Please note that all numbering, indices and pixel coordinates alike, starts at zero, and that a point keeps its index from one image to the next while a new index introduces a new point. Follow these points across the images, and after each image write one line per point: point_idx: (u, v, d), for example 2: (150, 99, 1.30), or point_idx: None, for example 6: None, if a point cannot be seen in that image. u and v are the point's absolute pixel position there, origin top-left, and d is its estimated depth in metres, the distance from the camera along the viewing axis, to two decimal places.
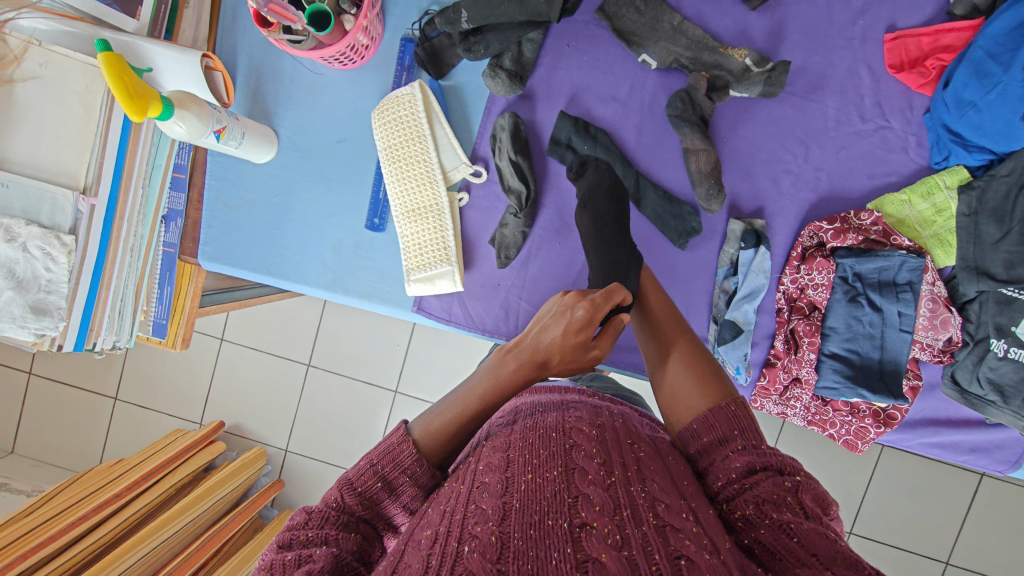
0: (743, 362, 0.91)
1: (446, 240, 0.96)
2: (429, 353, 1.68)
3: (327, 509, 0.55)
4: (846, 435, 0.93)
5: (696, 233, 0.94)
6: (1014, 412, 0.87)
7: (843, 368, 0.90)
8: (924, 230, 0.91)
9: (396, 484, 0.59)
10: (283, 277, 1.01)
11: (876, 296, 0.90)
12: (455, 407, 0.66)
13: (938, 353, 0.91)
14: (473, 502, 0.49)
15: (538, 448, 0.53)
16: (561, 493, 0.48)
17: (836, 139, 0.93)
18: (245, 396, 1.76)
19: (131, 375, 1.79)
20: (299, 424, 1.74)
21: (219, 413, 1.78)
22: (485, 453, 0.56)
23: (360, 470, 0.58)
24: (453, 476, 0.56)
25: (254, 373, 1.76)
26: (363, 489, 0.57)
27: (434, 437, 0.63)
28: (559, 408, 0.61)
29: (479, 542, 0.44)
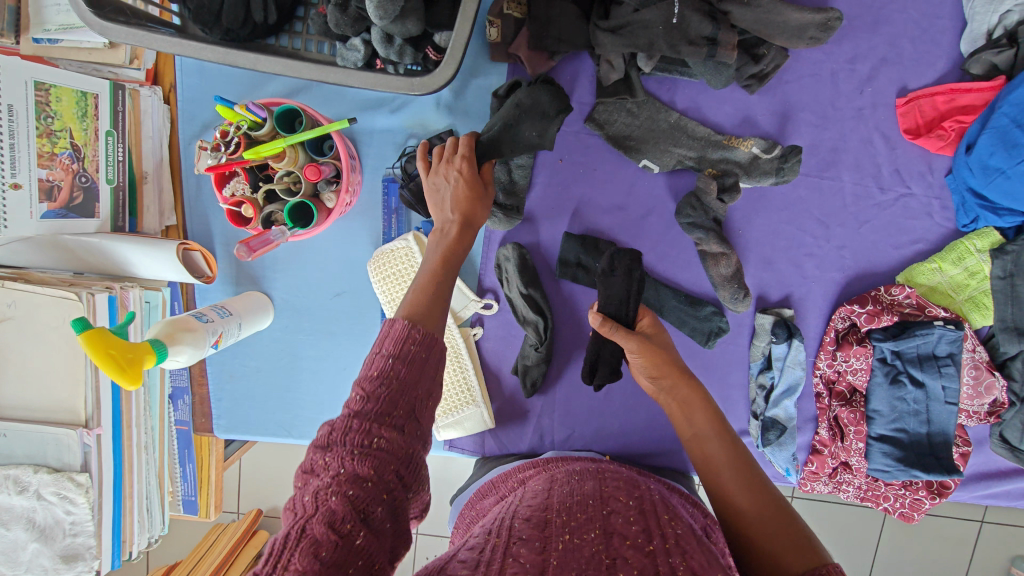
0: (791, 462, 0.91)
1: (469, 382, 0.93)
2: None
3: (349, 418, 0.47)
4: (900, 508, 0.92)
5: (723, 332, 0.90)
6: None
7: (893, 450, 0.88)
8: (958, 295, 0.88)
9: (404, 355, 0.50)
10: (306, 437, 0.98)
11: (917, 372, 0.87)
12: (426, 287, 0.59)
13: (986, 417, 0.89)
14: (510, 554, 0.51)
15: (575, 514, 0.58)
16: (599, 552, 0.52)
17: (857, 214, 0.88)
18: (278, 479, 1.74)
19: None
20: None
21: (254, 500, 1.76)
22: (521, 514, 0.59)
23: (372, 361, 0.50)
24: (487, 532, 0.59)
25: (282, 456, 1.73)
26: (379, 375, 0.48)
27: (416, 305, 0.55)
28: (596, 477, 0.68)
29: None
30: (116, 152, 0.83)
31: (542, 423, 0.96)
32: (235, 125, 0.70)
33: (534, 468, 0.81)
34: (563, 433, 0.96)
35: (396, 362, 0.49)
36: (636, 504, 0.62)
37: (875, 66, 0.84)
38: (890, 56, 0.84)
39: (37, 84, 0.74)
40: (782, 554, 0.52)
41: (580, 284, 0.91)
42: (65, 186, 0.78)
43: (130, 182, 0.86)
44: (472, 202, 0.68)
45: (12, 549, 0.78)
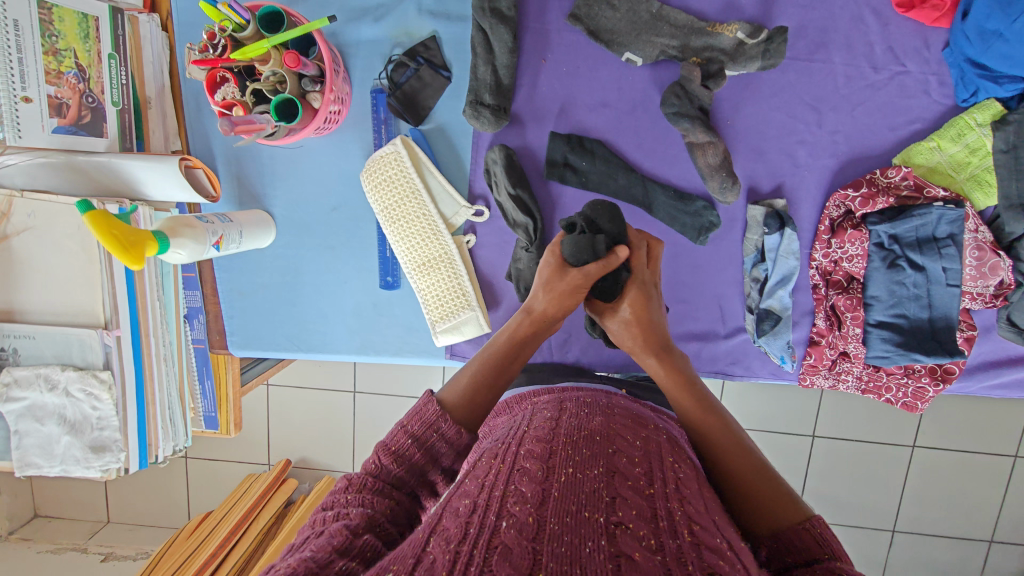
0: (787, 350, 0.90)
1: (463, 286, 0.95)
2: None
3: (365, 475, 0.55)
4: (903, 398, 0.91)
5: (715, 226, 0.90)
6: None
7: (892, 336, 0.86)
8: (959, 174, 0.85)
9: (426, 441, 0.59)
10: (313, 349, 1.03)
11: (916, 256, 0.85)
12: (473, 369, 0.66)
13: (992, 299, 0.86)
14: (511, 484, 0.48)
15: (581, 446, 0.54)
16: (600, 489, 0.48)
17: (850, 96, 0.86)
18: (304, 431, 1.80)
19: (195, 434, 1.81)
20: (359, 444, 1.80)
21: (283, 451, 1.82)
22: (529, 442, 0.55)
23: (393, 433, 0.58)
24: (489, 455, 0.55)
25: (307, 409, 1.79)
26: (397, 449, 0.57)
27: (462, 394, 0.64)
28: (605, 412, 0.63)
29: (519, 520, 0.44)
30: (119, 75, 0.88)
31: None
32: (222, 27, 0.73)
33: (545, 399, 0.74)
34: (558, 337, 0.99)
35: (416, 446, 0.58)
36: (642, 443, 0.58)
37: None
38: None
39: (41, 2, 0.79)
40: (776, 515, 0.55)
41: (569, 186, 0.92)
42: (73, 105, 0.83)
43: (136, 106, 0.91)
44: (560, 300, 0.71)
45: (47, 443, 0.85)
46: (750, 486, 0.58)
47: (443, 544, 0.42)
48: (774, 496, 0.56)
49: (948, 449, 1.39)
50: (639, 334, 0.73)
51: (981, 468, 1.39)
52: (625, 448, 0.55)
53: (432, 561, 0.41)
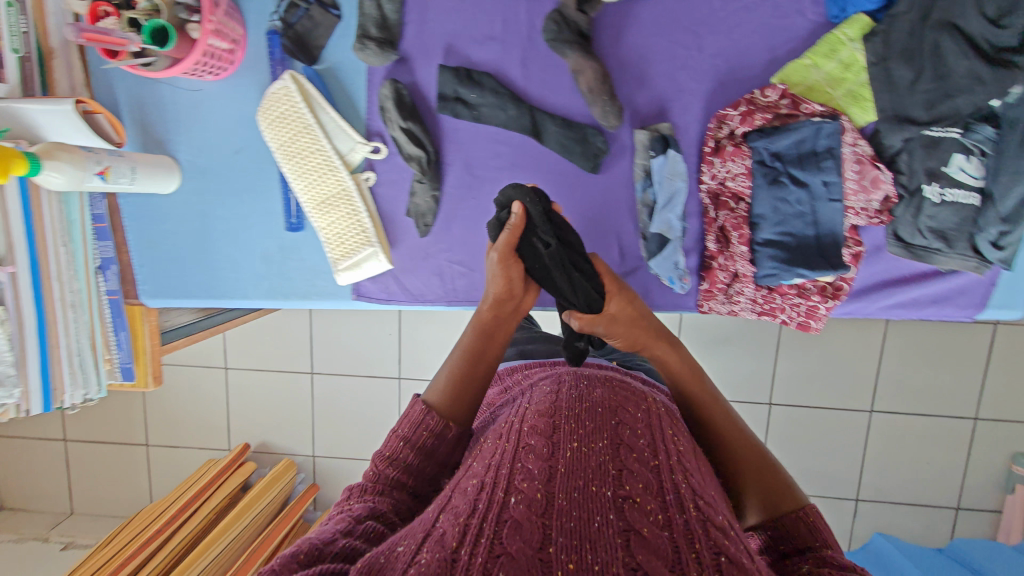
0: (676, 271, 0.90)
1: (364, 224, 0.96)
2: (423, 333, 1.65)
3: (367, 481, 0.57)
4: (797, 317, 0.91)
5: (604, 153, 0.92)
6: (960, 254, 0.85)
7: (778, 253, 0.87)
8: (837, 90, 0.86)
9: (415, 441, 0.59)
10: (222, 296, 1.04)
11: (797, 172, 0.86)
12: (451, 364, 0.66)
13: (876, 215, 0.87)
14: (516, 462, 0.48)
15: (584, 419, 0.53)
16: (606, 464, 0.48)
17: (726, 19, 0.88)
18: (262, 414, 1.75)
19: (154, 419, 1.78)
20: (320, 432, 1.74)
21: (243, 435, 1.78)
22: (532, 416, 0.54)
23: (391, 441, 0.59)
24: (493, 434, 0.55)
25: (265, 392, 1.74)
26: (393, 456, 0.58)
27: (444, 392, 0.64)
28: (605, 382, 0.61)
29: (528, 497, 0.44)
30: (19, 23, 0.88)
31: (444, 267, 1.00)
32: None
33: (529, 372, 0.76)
34: (462, 273, 1.00)
35: (409, 447, 0.59)
36: (644, 414, 0.57)
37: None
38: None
39: None
40: (777, 502, 0.56)
41: (462, 120, 0.94)
42: None
43: (39, 55, 0.93)
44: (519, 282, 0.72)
45: None
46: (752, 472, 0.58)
47: (451, 518, 0.43)
48: (777, 483, 0.57)
49: (904, 413, 1.35)
50: (635, 330, 0.72)
51: (938, 432, 1.35)
52: (626, 420, 0.54)
53: (442, 535, 0.41)
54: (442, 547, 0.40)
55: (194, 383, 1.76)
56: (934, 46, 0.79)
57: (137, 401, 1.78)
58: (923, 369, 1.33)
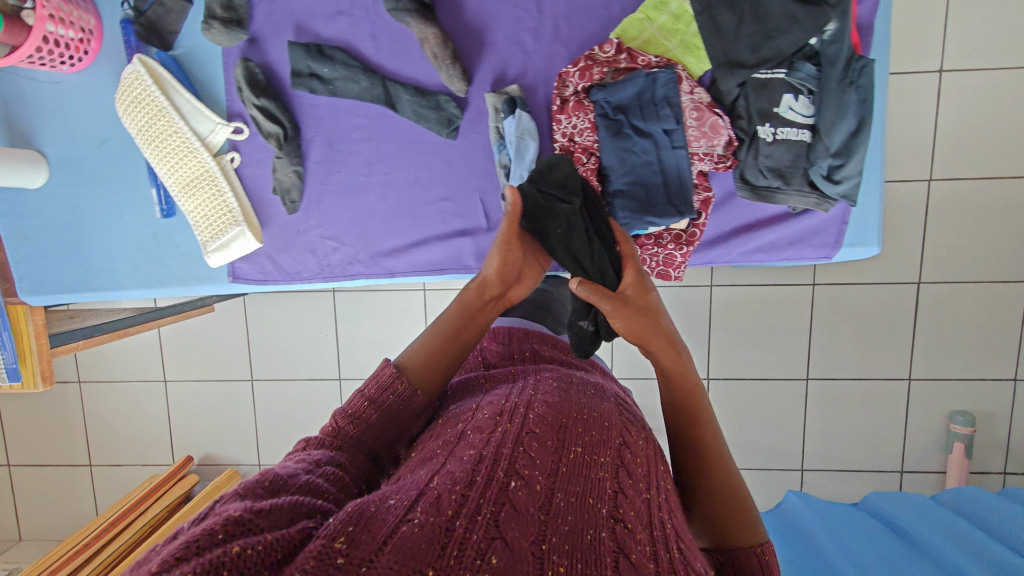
0: None
1: (229, 204, 0.96)
2: (359, 329, 1.59)
3: (324, 435, 0.50)
4: (658, 267, 0.93)
5: (458, 118, 0.93)
6: (799, 190, 0.87)
7: (630, 203, 0.89)
8: (671, 41, 0.88)
9: (383, 403, 0.52)
10: (100, 288, 1.03)
11: (640, 122, 0.88)
12: (428, 342, 0.59)
13: (720, 160, 0.89)
14: (522, 444, 0.43)
15: (591, 426, 0.48)
16: (603, 478, 0.43)
17: None
18: (203, 426, 1.70)
19: (94, 438, 1.73)
20: (264, 440, 1.69)
21: (185, 448, 1.72)
22: (542, 402, 0.49)
23: (354, 398, 0.53)
24: (494, 403, 0.50)
25: (204, 403, 1.69)
26: (354, 414, 0.51)
27: (423, 360, 0.57)
28: (604, 393, 0.57)
29: (530, 487, 0.39)
30: None
31: (315, 244, 1.00)
32: None
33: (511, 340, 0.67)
34: (335, 248, 1.00)
35: (375, 410, 0.52)
36: (644, 441, 0.51)
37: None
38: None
39: None
40: (731, 533, 0.51)
41: (319, 95, 0.95)
42: None
43: None
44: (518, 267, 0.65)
45: None
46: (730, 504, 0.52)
47: (448, 483, 0.38)
48: (750, 521, 0.52)
49: (846, 379, 1.30)
50: (641, 325, 0.62)
51: (880, 396, 1.30)
52: (631, 442, 0.49)
53: (435, 499, 0.37)
54: (438, 512, 0.35)
55: (131, 397, 1.70)
56: None
57: (74, 421, 1.73)
58: (858, 333, 1.28)
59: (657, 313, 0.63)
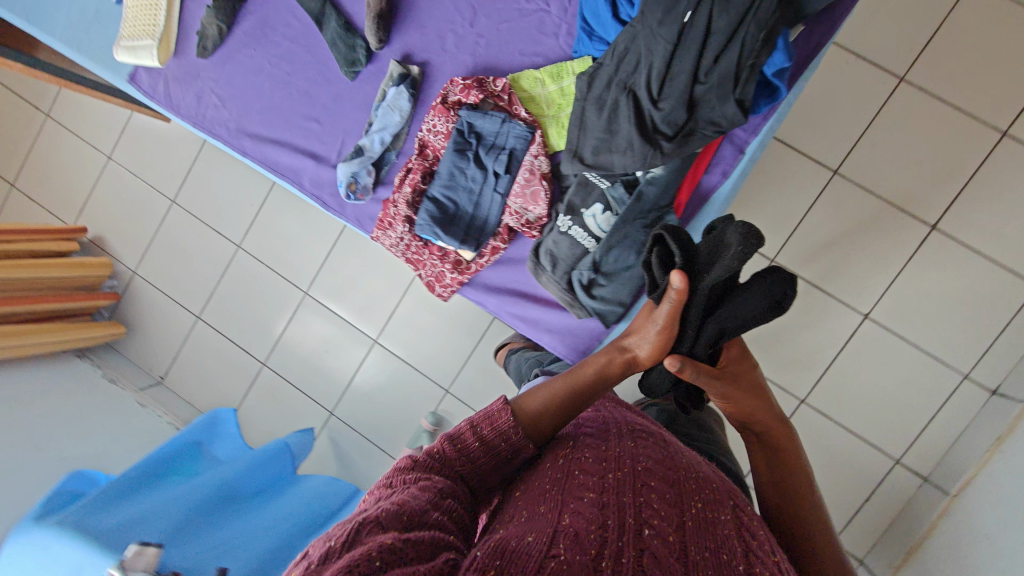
0: (349, 178, 0.99)
1: (156, 21, 1.09)
2: (272, 218, 1.98)
3: (429, 458, 0.58)
4: (429, 277, 1.03)
5: (360, 66, 1.03)
6: (557, 282, 0.94)
7: (433, 210, 0.97)
8: (549, 110, 0.97)
9: (490, 442, 0.62)
10: (22, 18, 1.12)
11: (481, 154, 0.97)
12: (545, 390, 0.70)
13: (524, 223, 0.96)
14: (645, 497, 0.53)
15: (693, 488, 0.57)
16: (713, 532, 0.52)
17: (501, 11, 0.99)
18: (111, 212, 2.13)
19: (32, 166, 2.18)
20: (148, 255, 2.12)
21: (87, 221, 2.15)
22: (648, 457, 0.60)
23: (460, 428, 0.62)
24: (608, 458, 0.59)
25: (124, 193, 2.11)
26: (459, 442, 0.61)
27: (533, 413, 0.67)
28: (678, 451, 0.66)
29: (660, 535, 0.49)
30: None
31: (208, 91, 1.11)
32: None
33: (603, 405, 0.73)
34: (216, 104, 1.10)
35: (475, 440, 0.61)
36: (729, 495, 0.60)
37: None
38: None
39: None
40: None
41: None
42: None
43: None
44: (654, 350, 0.76)
45: None
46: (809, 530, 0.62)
47: (583, 526, 0.48)
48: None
49: None
50: (746, 398, 0.75)
51: None
52: (723, 495, 0.58)
53: (573, 534, 0.47)
54: (580, 549, 0.46)
55: (78, 160, 2.14)
56: (614, 104, 0.89)
57: (26, 145, 2.18)
58: None
59: (757, 392, 0.76)
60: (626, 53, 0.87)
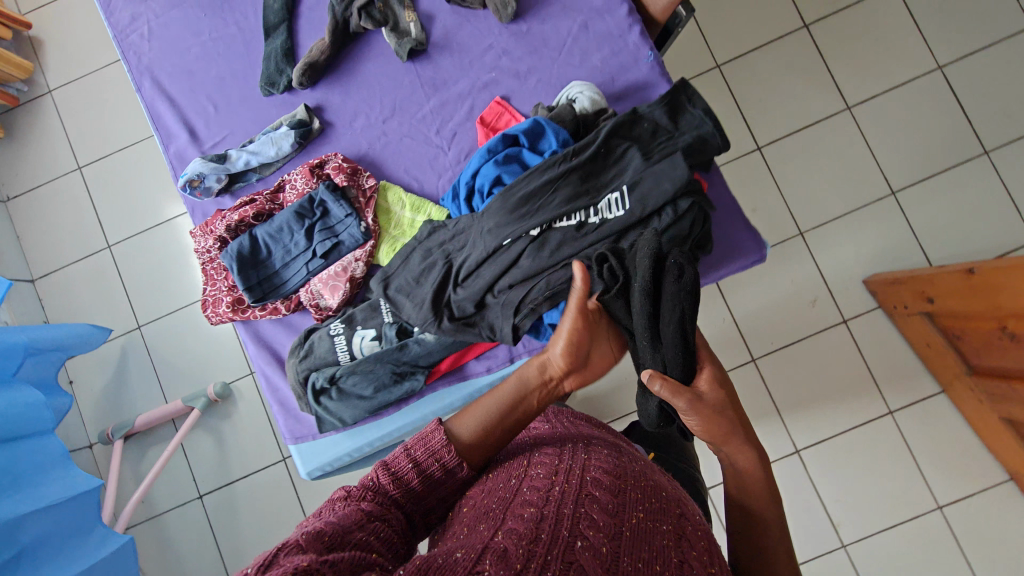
0: (194, 169, 1.16)
1: None
2: None
3: (364, 488, 0.73)
4: (210, 296, 1.16)
5: (276, 89, 1.23)
6: (298, 367, 1.06)
7: (245, 248, 1.12)
8: (391, 230, 1.14)
9: (422, 466, 0.76)
10: None
11: (313, 227, 1.12)
12: (477, 416, 0.84)
13: (312, 302, 1.11)
14: (584, 507, 0.67)
15: (640, 497, 0.72)
16: (652, 537, 0.66)
17: (412, 128, 1.20)
18: (66, 28, 2.12)
19: None
20: (71, 85, 2.11)
21: (36, 20, 2.12)
22: (595, 469, 0.74)
23: (394, 457, 0.77)
24: (552, 470, 0.74)
25: (89, 21, 2.12)
26: (396, 470, 0.76)
27: (469, 438, 0.81)
28: (638, 466, 0.81)
29: (592, 546, 0.62)
30: None
31: (152, 30, 1.31)
32: None
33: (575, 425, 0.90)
34: (146, 36, 1.30)
35: (410, 469, 0.76)
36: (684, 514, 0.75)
37: (501, 63, 1.18)
38: (510, 67, 1.18)
39: None
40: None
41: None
42: None
43: None
44: (573, 348, 0.92)
45: None
46: (770, 549, 0.81)
47: (509, 544, 0.60)
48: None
49: None
50: (710, 411, 0.89)
51: None
52: (671, 508, 0.74)
53: (500, 552, 0.59)
54: (510, 560, 0.58)
55: None
56: (434, 261, 1.03)
57: None
58: None
59: (721, 393, 0.90)
60: (460, 234, 1.02)
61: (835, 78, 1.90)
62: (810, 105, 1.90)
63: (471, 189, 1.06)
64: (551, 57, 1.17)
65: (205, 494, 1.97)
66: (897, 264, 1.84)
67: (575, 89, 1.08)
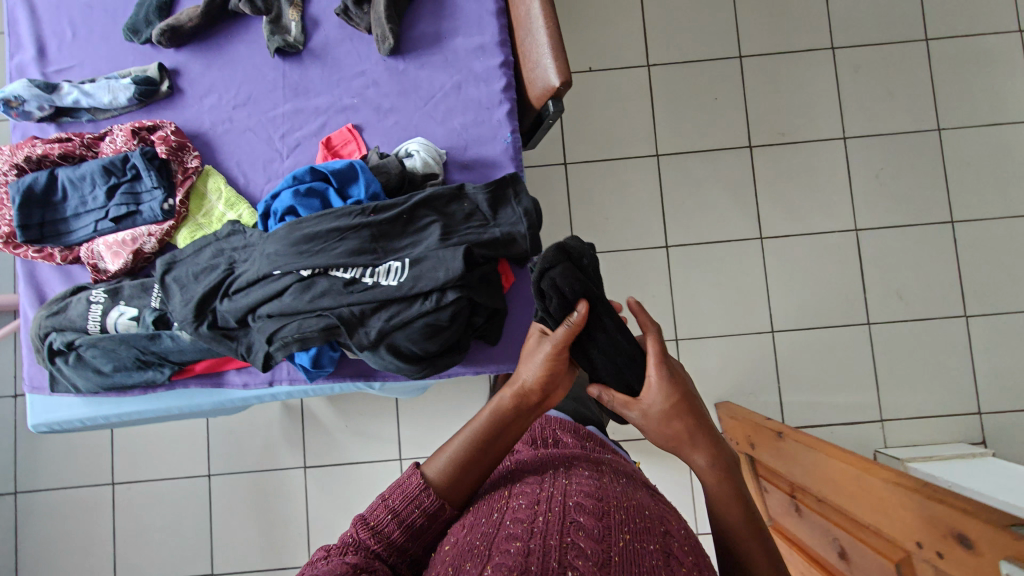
0: (25, 90, 1.25)
1: None
2: None
3: (348, 543, 0.77)
4: None
5: (137, 38, 1.29)
6: (43, 322, 1.16)
7: (40, 182, 1.22)
8: (199, 215, 1.24)
9: (404, 514, 0.80)
10: None
11: (116, 186, 1.22)
12: (454, 449, 0.87)
13: (89, 258, 1.21)
14: (571, 538, 0.68)
15: (625, 521, 0.72)
16: (645, 564, 0.66)
17: (259, 124, 1.28)
18: None
19: None
20: None
21: None
22: (578, 494, 0.75)
23: (375, 509, 0.81)
24: (533, 502, 0.75)
25: None
26: (378, 522, 0.79)
27: (446, 479, 0.85)
28: (624, 488, 0.81)
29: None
30: None
31: None
32: None
33: (570, 446, 0.95)
34: None
35: (394, 515, 0.80)
36: (677, 532, 0.75)
37: (366, 92, 1.26)
38: (373, 99, 1.26)
39: None
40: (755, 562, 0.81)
41: None
42: None
43: None
44: (548, 373, 0.92)
45: None
46: (748, 549, 0.81)
47: None
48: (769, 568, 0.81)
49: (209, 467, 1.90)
50: (676, 406, 0.90)
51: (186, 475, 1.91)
52: (662, 528, 0.74)
53: None
54: None
55: None
56: (216, 264, 1.13)
57: None
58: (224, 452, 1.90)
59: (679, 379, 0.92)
60: (249, 247, 1.12)
61: (760, 208, 1.93)
62: (727, 221, 1.93)
63: (274, 210, 1.15)
64: (408, 103, 1.25)
65: (20, 394, 1.91)
66: (748, 398, 1.88)
67: (409, 145, 1.18)
